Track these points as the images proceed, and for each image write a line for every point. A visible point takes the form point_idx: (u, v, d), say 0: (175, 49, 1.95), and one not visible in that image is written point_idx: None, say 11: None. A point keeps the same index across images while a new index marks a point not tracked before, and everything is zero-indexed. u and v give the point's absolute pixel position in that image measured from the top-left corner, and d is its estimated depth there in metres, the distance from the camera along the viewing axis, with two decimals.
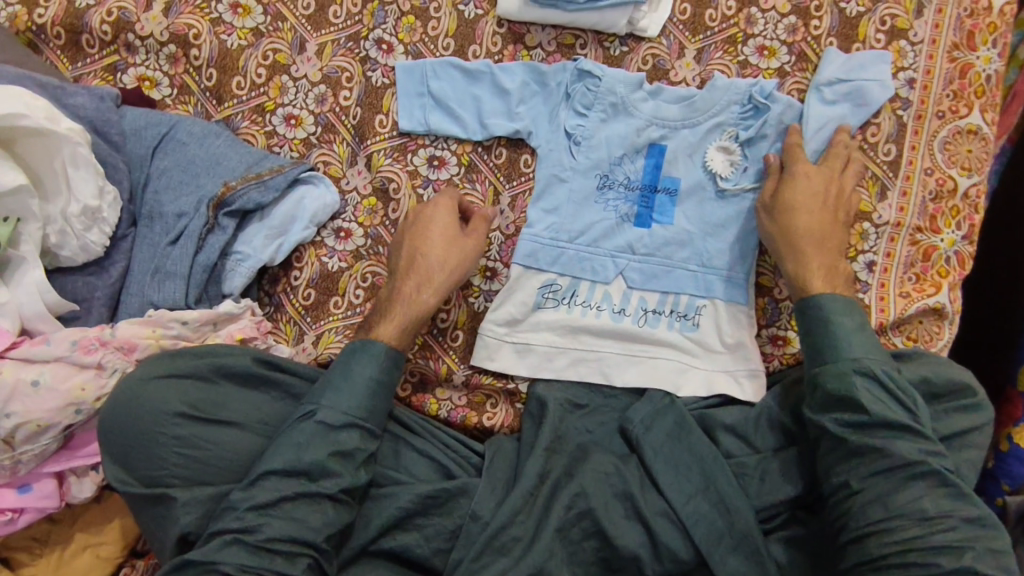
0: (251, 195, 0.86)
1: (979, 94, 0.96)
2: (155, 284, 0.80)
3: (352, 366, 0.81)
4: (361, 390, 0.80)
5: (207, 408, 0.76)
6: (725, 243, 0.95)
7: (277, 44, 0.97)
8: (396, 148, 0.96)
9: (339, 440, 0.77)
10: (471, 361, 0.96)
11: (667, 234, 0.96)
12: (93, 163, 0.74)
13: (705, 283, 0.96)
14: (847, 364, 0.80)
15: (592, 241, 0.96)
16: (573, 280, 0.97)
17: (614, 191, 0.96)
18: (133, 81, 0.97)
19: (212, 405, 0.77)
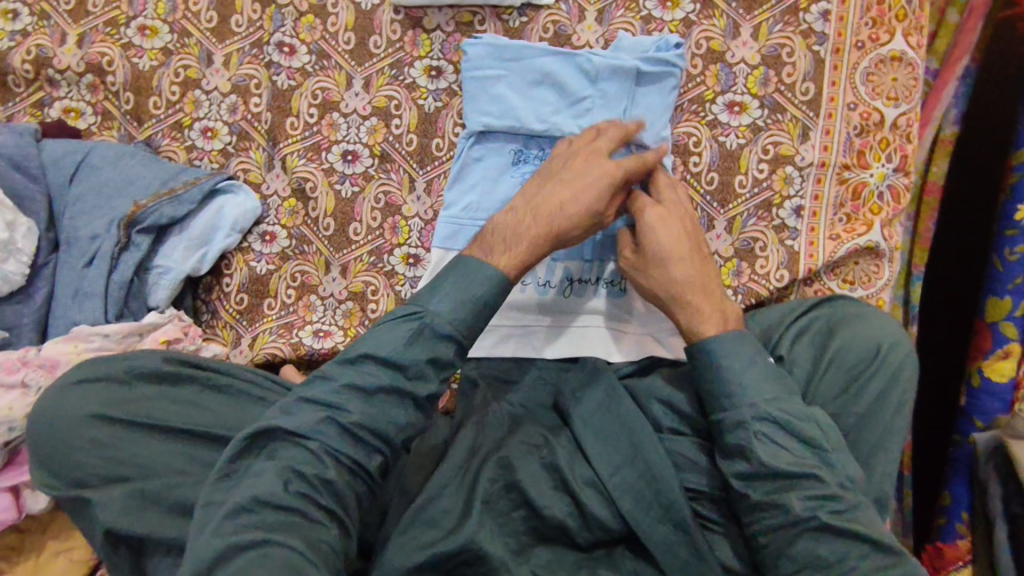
0: (164, 210, 0.89)
1: (900, 19, 0.91)
2: (76, 305, 0.85)
3: (451, 280, 0.73)
4: (466, 304, 0.72)
5: (121, 409, 0.76)
6: None
7: (186, 61, 0.99)
8: (309, 148, 0.98)
9: (438, 351, 0.71)
10: None
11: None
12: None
13: None
14: (745, 412, 0.72)
15: None
16: None
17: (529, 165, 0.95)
18: (59, 114, 1.01)
19: (126, 405, 0.76)
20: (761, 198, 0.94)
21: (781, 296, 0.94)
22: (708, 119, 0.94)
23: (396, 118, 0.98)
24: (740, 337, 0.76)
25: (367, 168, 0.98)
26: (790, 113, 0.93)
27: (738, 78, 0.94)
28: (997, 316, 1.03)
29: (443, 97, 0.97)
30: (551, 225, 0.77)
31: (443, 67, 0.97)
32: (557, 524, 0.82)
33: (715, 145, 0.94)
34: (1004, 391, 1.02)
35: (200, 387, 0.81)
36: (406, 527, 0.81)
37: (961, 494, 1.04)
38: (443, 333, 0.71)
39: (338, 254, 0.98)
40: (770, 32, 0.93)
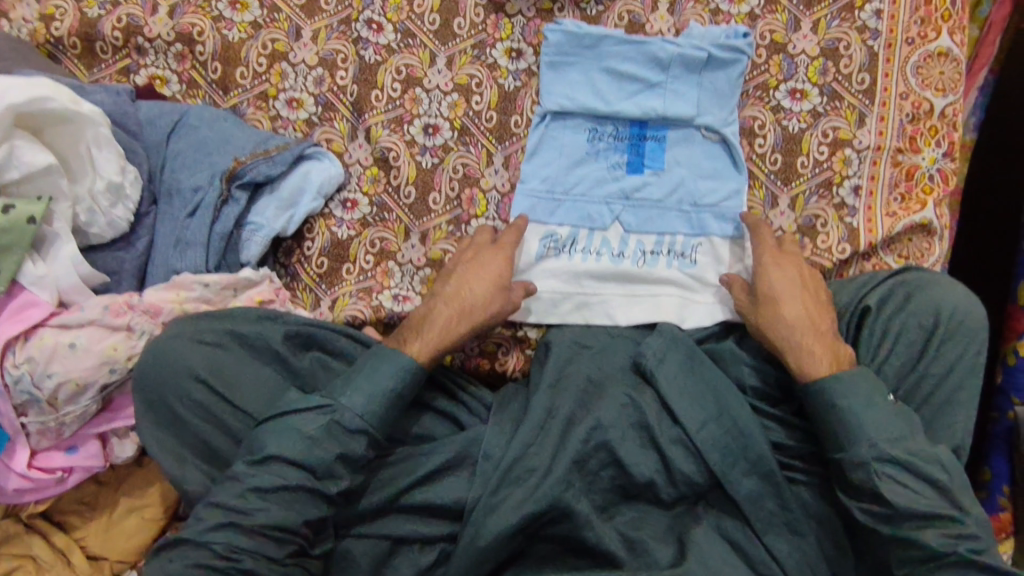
0: (260, 169, 0.93)
1: (946, 18, 1.00)
2: (177, 253, 0.89)
3: (379, 368, 0.83)
4: (380, 397, 0.81)
5: (224, 376, 0.82)
6: (714, 185, 1.00)
7: (275, 34, 1.03)
8: (392, 120, 1.02)
9: (348, 446, 0.79)
10: None
11: (655, 178, 1.01)
12: (112, 143, 0.85)
13: (698, 221, 1.00)
14: (868, 453, 0.78)
15: (586, 192, 1.01)
16: (572, 229, 1.01)
17: (604, 143, 1.02)
18: (145, 81, 1.04)
19: (230, 371, 0.83)
20: (822, 177, 1.00)
21: (841, 269, 1.00)
22: (771, 105, 1.01)
23: (477, 95, 1.02)
24: (861, 376, 0.82)
25: (447, 140, 1.02)
26: (847, 101, 1.00)
27: (799, 68, 1.01)
28: None
29: (522, 77, 1.03)
30: (459, 308, 0.90)
31: (523, 49, 1.03)
32: (646, 480, 0.86)
33: (779, 129, 1.01)
34: None
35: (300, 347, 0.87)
36: (497, 488, 0.85)
37: (1001, 469, 1.11)
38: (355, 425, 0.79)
39: (419, 222, 1.01)
40: (829, 27, 1.01)
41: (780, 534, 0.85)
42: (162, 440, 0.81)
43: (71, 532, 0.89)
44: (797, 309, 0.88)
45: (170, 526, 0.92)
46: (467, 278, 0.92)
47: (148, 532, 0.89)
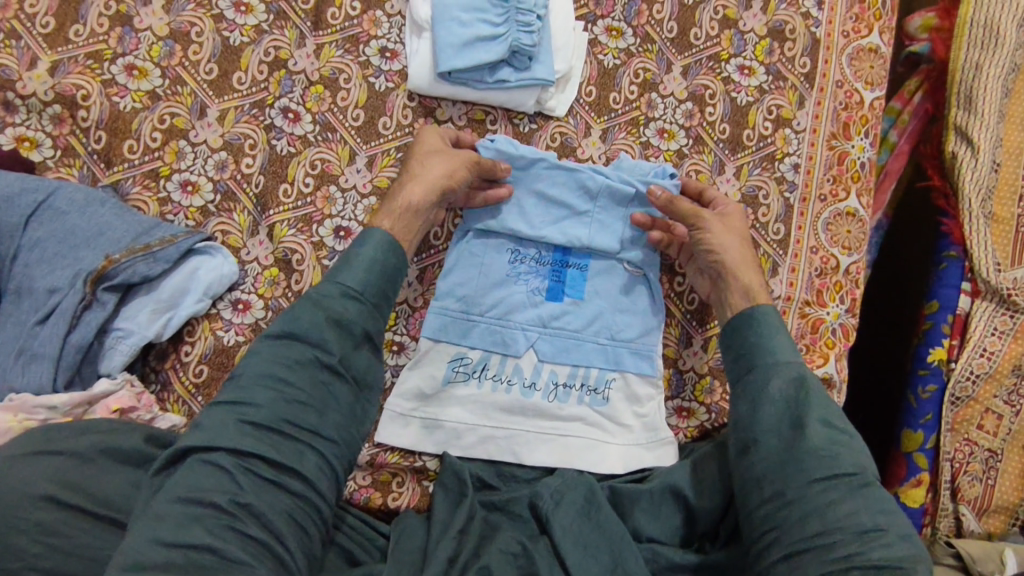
0: (137, 268, 0.82)
1: (855, 179, 1.05)
2: (19, 368, 0.76)
3: (353, 252, 0.83)
4: (359, 269, 0.81)
5: (77, 490, 0.71)
6: (633, 319, 0.98)
7: (175, 109, 0.93)
8: (300, 219, 0.93)
9: (333, 310, 0.78)
10: (375, 439, 0.93)
11: (575, 307, 0.98)
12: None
13: (614, 355, 0.97)
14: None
15: (502, 315, 0.96)
16: (483, 354, 0.96)
17: (525, 266, 0.98)
18: (10, 141, 0.90)
19: (86, 484, 0.71)
20: None
21: None
22: None
23: None
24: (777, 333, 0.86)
25: None
26: (763, 249, 1.02)
27: None
28: (912, 446, 1.16)
29: None
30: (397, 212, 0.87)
31: None
32: None
33: None
34: (918, 514, 1.15)
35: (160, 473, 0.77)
36: None
37: None
38: (335, 296, 0.79)
39: None
40: (750, 174, 1.03)
41: None
42: None
43: None
44: (736, 238, 0.94)
45: None
46: (423, 176, 0.89)
47: None
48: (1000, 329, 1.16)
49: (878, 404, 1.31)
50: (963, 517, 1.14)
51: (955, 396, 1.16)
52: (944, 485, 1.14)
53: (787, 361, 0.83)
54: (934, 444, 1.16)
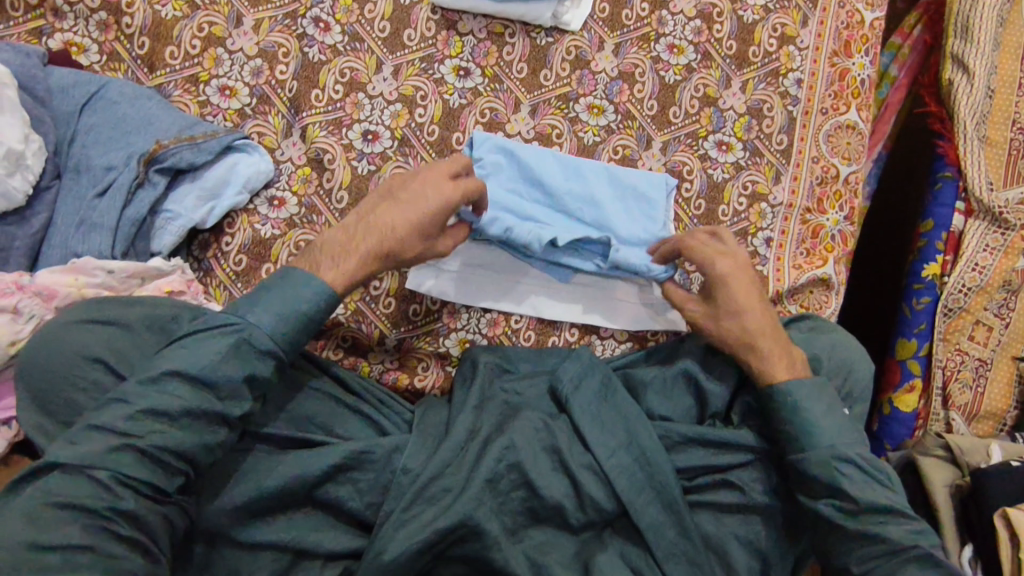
0: (183, 155, 0.88)
1: (856, 95, 1.11)
2: (80, 236, 0.83)
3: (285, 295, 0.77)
4: (292, 320, 0.77)
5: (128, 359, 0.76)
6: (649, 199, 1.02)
7: (213, 18, 0.98)
8: (331, 122, 0.99)
9: (254, 366, 0.75)
10: (408, 284, 0.99)
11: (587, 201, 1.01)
12: (16, 107, 0.79)
13: (632, 227, 1.02)
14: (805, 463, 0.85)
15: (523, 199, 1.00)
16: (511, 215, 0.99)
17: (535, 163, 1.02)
18: (59, 46, 0.96)
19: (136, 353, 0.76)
20: (739, 226, 1.07)
21: None
22: (700, 153, 1.07)
23: (421, 108, 1.01)
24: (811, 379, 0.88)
25: (386, 149, 1.00)
26: (767, 158, 1.08)
27: (727, 121, 1.08)
28: (906, 354, 1.23)
29: (468, 95, 1.03)
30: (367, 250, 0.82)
31: (471, 69, 1.03)
32: (555, 504, 0.86)
33: (705, 176, 1.07)
34: (909, 418, 1.21)
35: None
36: (409, 504, 0.83)
37: None
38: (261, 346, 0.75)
39: None
40: (755, 88, 1.09)
41: (679, 562, 0.87)
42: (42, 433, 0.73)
43: None
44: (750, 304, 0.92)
45: None
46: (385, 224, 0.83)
47: None
48: (993, 245, 1.22)
49: (875, 325, 1.36)
50: (953, 421, 1.20)
51: (947, 307, 1.22)
52: (936, 391, 1.20)
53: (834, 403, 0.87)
54: (927, 351, 1.21)
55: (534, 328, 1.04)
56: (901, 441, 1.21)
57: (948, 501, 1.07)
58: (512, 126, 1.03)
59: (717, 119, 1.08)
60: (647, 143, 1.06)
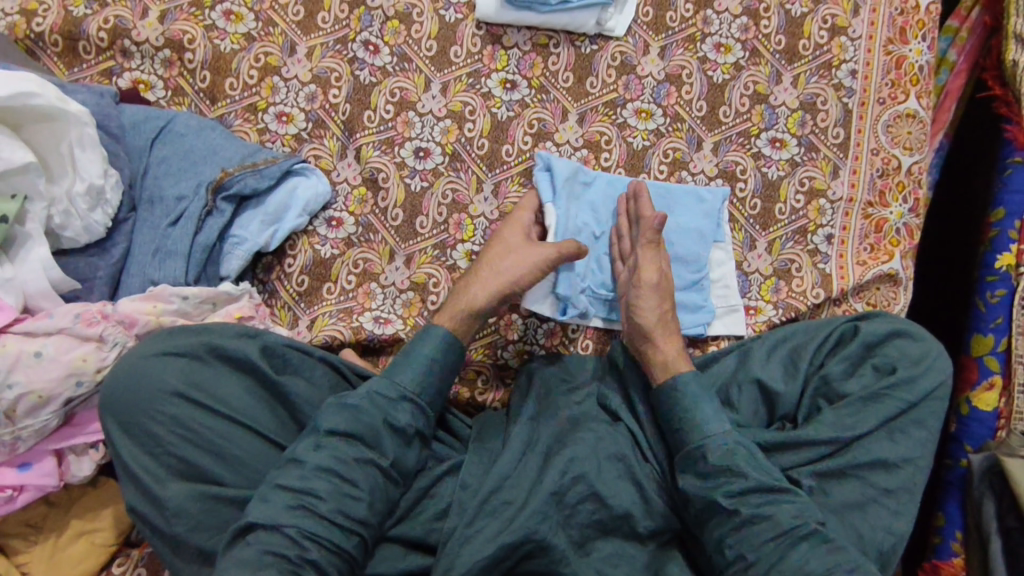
0: (248, 181, 0.92)
1: (914, 82, 1.07)
2: (155, 264, 0.88)
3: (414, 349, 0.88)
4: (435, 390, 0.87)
5: (201, 390, 0.81)
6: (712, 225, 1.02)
7: (268, 48, 1.02)
8: (383, 141, 1.01)
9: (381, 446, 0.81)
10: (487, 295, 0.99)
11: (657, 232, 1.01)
12: (97, 144, 0.85)
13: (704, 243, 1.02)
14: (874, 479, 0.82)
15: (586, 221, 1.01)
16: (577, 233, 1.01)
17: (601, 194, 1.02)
18: (128, 84, 1.01)
19: (208, 385, 0.81)
20: (798, 224, 1.04)
21: (814, 313, 1.03)
22: (753, 152, 1.05)
23: (470, 123, 1.03)
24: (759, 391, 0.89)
25: (438, 165, 1.02)
26: (824, 153, 1.05)
27: (780, 118, 1.05)
28: (982, 350, 1.17)
29: (515, 108, 1.03)
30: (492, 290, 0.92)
31: (517, 81, 1.04)
32: (623, 514, 0.85)
33: (759, 174, 1.05)
34: (990, 418, 1.14)
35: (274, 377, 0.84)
36: (473, 518, 0.83)
37: (954, 515, 1.13)
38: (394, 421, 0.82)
39: (404, 245, 1.00)
40: (808, 82, 1.06)
41: None
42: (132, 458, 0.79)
43: (11, 555, 0.86)
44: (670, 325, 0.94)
45: (121, 552, 0.88)
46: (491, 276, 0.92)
47: (100, 559, 0.86)
48: None
49: (948, 321, 1.28)
50: None
51: None
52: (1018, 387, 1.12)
53: (896, 431, 0.86)
54: (1006, 347, 1.15)
55: (592, 337, 1.03)
56: (983, 442, 1.14)
57: None
58: (561, 135, 1.04)
59: (769, 115, 1.05)
60: (698, 145, 1.05)
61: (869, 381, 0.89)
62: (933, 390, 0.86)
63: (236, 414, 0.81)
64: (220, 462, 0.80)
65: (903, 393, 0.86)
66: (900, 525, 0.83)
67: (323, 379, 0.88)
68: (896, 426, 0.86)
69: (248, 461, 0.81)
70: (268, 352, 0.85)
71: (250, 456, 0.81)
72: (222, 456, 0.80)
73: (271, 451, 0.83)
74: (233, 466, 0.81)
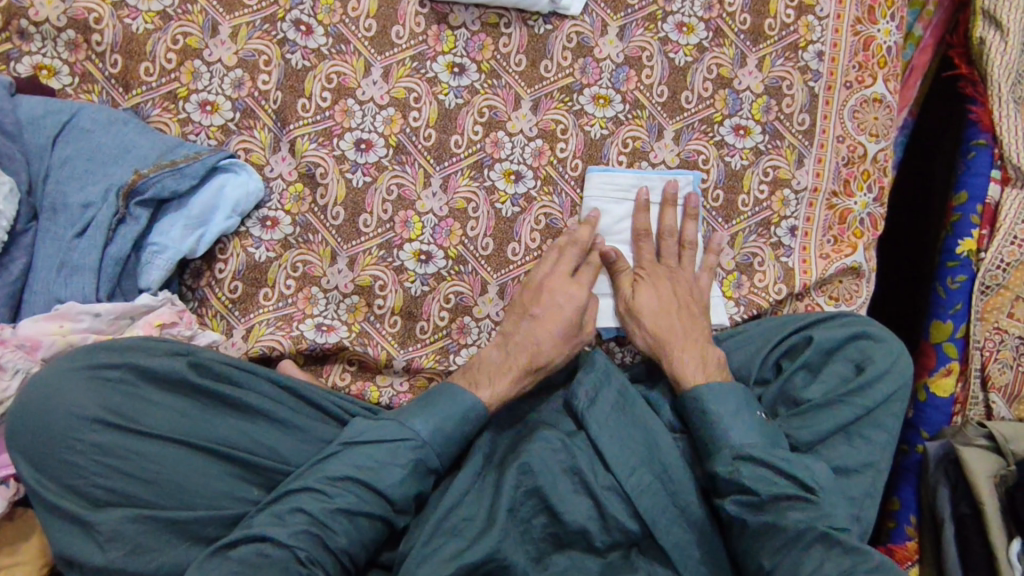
0: (166, 182, 0.84)
1: (882, 65, 1.02)
2: (61, 280, 0.80)
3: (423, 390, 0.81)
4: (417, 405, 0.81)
5: (126, 415, 0.73)
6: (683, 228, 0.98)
7: (187, 28, 0.92)
8: (320, 132, 0.93)
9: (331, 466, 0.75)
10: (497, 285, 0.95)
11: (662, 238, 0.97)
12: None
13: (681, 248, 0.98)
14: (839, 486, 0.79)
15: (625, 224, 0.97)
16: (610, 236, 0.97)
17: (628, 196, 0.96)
18: (28, 70, 0.90)
19: (134, 409, 0.74)
20: (761, 216, 1.00)
21: (776, 308, 1.00)
22: (715, 140, 1.00)
23: (415, 111, 0.95)
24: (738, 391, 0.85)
25: (381, 158, 0.94)
26: (788, 141, 1.01)
27: (744, 104, 1.00)
28: (940, 337, 1.15)
29: (464, 94, 0.96)
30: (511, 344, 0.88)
31: (466, 65, 0.96)
32: (580, 528, 0.81)
33: (722, 164, 1.00)
34: (945, 404, 1.13)
35: (213, 397, 0.78)
36: (430, 536, 0.79)
37: (909, 499, 1.14)
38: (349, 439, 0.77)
39: (347, 245, 0.93)
40: (773, 65, 1.01)
41: None
42: (54, 493, 0.72)
43: None
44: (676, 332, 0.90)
45: None
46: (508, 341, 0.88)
47: None
48: None
49: (903, 308, 1.27)
50: (994, 405, 1.12)
51: (984, 285, 1.13)
52: (974, 373, 1.12)
53: (857, 435, 0.85)
54: (964, 333, 1.14)
55: None
56: (939, 428, 1.13)
57: (993, 493, 1.01)
58: (513, 124, 0.96)
59: (733, 100, 1.00)
60: (658, 134, 0.99)
61: (831, 386, 0.88)
62: (893, 393, 0.87)
63: (171, 438, 0.74)
64: (153, 492, 0.73)
65: (867, 396, 0.86)
66: (860, 530, 0.82)
67: (269, 399, 0.80)
68: (854, 429, 0.85)
69: (184, 489, 0.74)
70: (201, 368, 0.77)
71: (186, 484, 0.74)
72: (155, 487, 0.73)
73: (211, 477, 0.75)
74: (168, 495, 0.73)
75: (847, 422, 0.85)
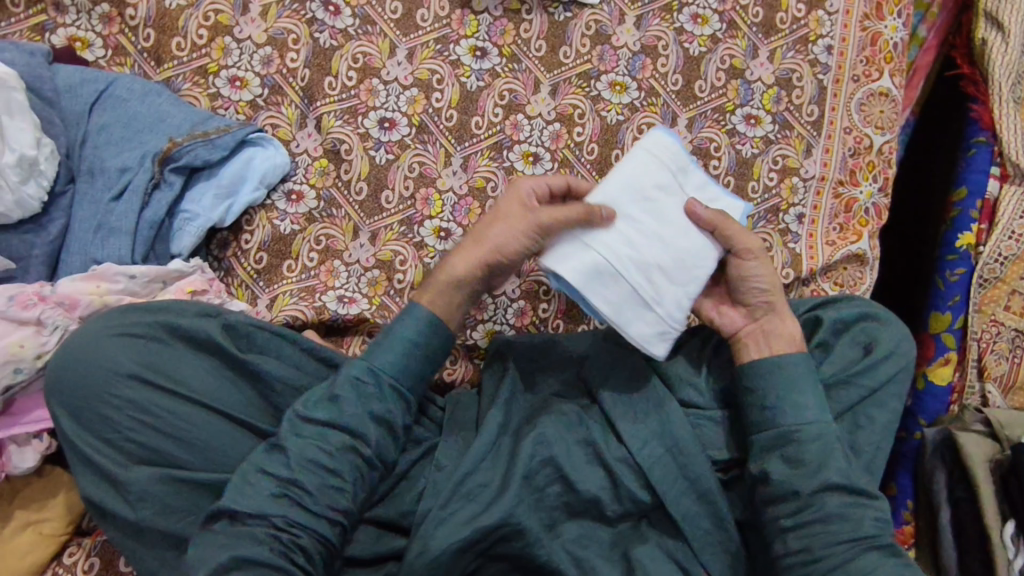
0: (197, 152, 0.88)
1: (888, 61, 1.06)
2: (97, 241, 0.84)
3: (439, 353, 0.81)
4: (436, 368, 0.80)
5: (160, 372, 0.76)
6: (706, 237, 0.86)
7: (218, 5, 0.94)
8: (346, 110, 0.96)
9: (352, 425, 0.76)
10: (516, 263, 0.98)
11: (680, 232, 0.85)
12: (25, 111, 0.81)
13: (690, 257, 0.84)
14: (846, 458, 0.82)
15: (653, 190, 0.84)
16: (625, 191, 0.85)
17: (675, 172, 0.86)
18: (63, 42, 0.93)
19: (167, 366, 0.76)
20: (770, 203, 1.03)
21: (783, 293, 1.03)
22: (727, 128, 1.03)
23: (438, 92, 0.98)
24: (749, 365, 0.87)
25: (404, 137, 0.97)
26: (797, 131, 1.04)
27: (755, 94, 1.03)
28: (939, 328, 1.18)
29: (485, 77, 0.99)
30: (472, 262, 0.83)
31: (488, 49, 0.99)
32: (591, 497, 0.84)
33: (733, 152, 1.03)
34: (944, 392, 1.16)
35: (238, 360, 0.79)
36: (447, 501, 0.82)
37: (906, 485, 1.17)
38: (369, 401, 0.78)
39: (369, 221, 0.96)
40: (784, 57, 1.04)
41: (714, 554, 0.85)
42: (90, 445, 0.74)
43: None
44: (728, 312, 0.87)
45: (72, 540, 0.84)
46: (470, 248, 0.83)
47: (48, 549, 0.82)
48: None
49: (903, 299, 1.31)
50: (989, 395, 1.14)
51: (982, 278, 1.17)
52: (972, 363, 1.15)
53: (860, 413, 0.88)
54: (961, 324, 1.17)
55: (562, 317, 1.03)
56: (937, 416, 1.16)
57: (988, 477, 1.04)
58: (532, 107, 0.99)
59: (744, 89, 1.03)
60: (672, 121, 1.02)
61: (838, 365, 0.90)
62: (896, 373, 0.89)
63: (200, 397, 0.76)
64: (183, 448, 0.75)
65: (872, 375, 0.88)
66: None
67: (293, 364, 0.82)
68: (859, 407, 0.88)
69: (212, 447, 0.75)
70: (230, 331, 0.80)
71: (215, 442, 0.76)
72: (185, 443, 0.75)
73: (239, 436, 0.77)
74: (198, 452, 0.75)
75: (851, 400, 0.88)
